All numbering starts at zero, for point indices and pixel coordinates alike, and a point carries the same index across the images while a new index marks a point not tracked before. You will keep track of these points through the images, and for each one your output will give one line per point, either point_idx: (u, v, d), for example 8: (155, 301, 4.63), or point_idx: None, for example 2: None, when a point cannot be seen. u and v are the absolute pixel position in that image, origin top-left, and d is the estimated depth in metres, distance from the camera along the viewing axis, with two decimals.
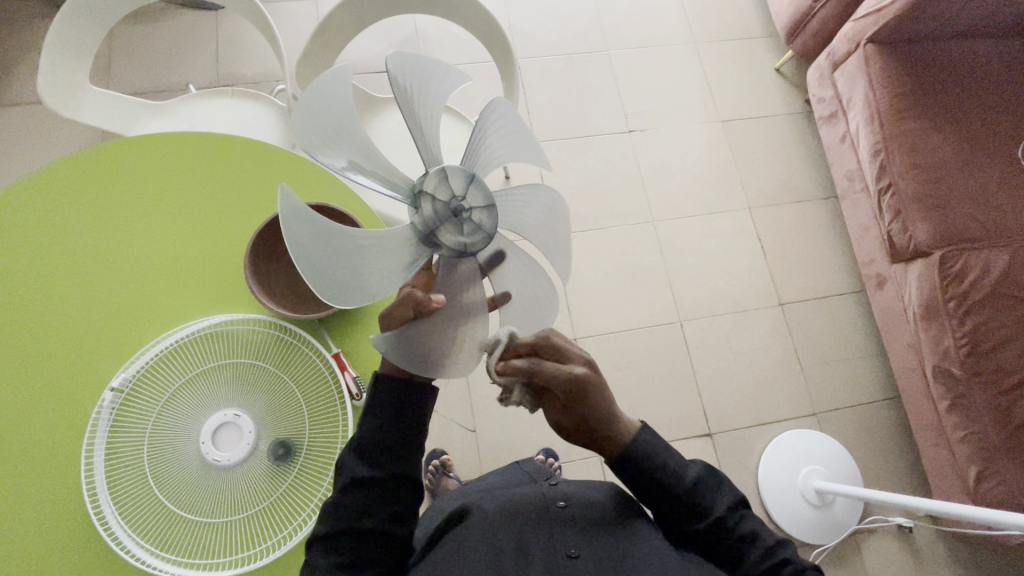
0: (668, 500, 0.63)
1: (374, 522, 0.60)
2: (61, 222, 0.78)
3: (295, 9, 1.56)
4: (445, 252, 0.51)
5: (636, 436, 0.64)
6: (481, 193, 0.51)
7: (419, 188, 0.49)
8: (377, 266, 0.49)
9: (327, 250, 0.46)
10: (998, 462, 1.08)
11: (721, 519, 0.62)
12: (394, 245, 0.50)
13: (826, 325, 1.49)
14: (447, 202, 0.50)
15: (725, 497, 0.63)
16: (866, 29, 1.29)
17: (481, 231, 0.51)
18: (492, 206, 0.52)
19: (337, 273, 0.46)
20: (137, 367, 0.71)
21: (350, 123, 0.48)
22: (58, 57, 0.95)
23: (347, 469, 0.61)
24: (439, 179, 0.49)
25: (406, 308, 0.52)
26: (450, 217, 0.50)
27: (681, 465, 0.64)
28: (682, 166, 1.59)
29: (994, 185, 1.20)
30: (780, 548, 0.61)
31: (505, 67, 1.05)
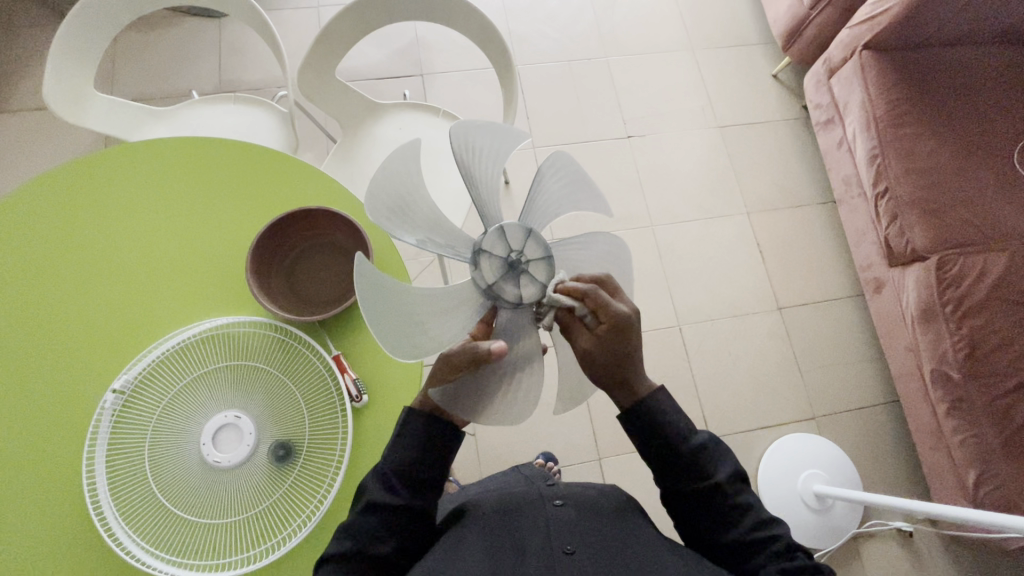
0: (672, 458, 0.61)
1: (385, 549, 0.60)
2: (66, 227, 0.78)
3: (298, 17, 1.58)
4: (505, 305, 0.53)
5: (652, 394, 0.61)
6: (540, 247, 0.53)
7: (479, 246, 0.52)
8: (441, 323, 0.52)
9: (395, 312, 0.49)
10: (996, 465, 1.08)
11: (721, 484, 0.61)
12: (456, 303, 0.53)
13: (824, 329, 1.50)
14: (506, 256, 0.52)
15: (727, 465, 0.62)
16: (862, 36, 1.30)
17: (541, 284, 0.53)
18: (550, 259, 0.53)
19: (399, 324, 0.49)
20: (139, 369, 0.71)
21: (491, 162, 0.54)
22: (64, 64, 0.96)
23: (367, 493, 0.62)
24: (497, 236, 0.52)
25: (465, 359, 0.51)
26: (507, 271, 0.52)
27: (690, 430, 0.62)
28: (680, 171, 1.60)
29: (990, 190, 1.21)
30: (774, 524, 0.61)
31: (504, 73, 1.06)
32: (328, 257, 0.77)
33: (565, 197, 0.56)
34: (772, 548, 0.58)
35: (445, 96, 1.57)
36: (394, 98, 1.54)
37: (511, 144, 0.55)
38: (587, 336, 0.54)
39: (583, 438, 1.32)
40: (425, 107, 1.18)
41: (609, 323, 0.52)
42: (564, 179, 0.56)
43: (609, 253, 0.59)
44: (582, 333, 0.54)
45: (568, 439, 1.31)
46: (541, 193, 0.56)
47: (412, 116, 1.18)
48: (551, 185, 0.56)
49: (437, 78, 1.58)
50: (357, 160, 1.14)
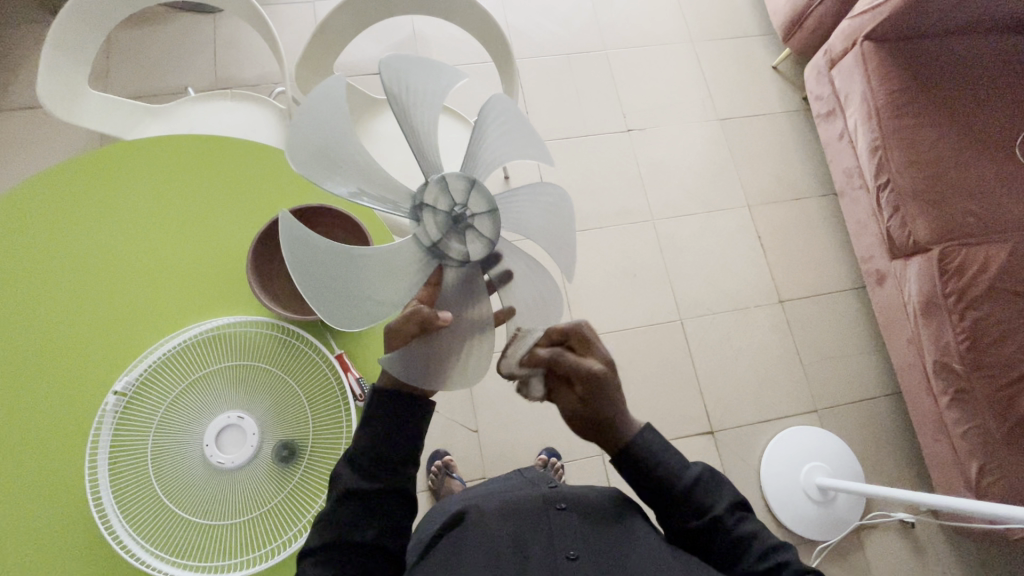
0: (668, 497, 0.63)
1: (366, 537, 0.59)
2: (61, 228, 0.77)
3: (293, 12, 1.57)
4: (449, 262, 0.53)
5: (637, 434, 0.65)
6: (483, 198, 0.52)
7: (421, 202, 0.51)
8: (386, 287, 0.50)
9: (331, 275, 0.47)
10: (999, 456, 1.08)
11: (720, 517, 0.61)
12: (401, 262, 0.51)
13: (826, 321, 1.50)
14: (450, 209, 0.51)
15: (725, 496, 0.63)
16: (863, 27, 1.29)
17: (484, 237, 0.53)
18: (495, 212, 0.52)
19: (341, 287, 0.47)
20: (140, 371, 0.70)
21: (430, 103, 0.53)
22: (57, 61, 0.95)
23: (340, 482, 0.61)
24: (438, 188, 0.51)
25: (410, 324, 0.52)
26: (451, 226, 0.51)
27: (681, 464, 0.64)
28: (680, 165, 1.60)
29: (992, 181, 1.21)
30: (781, 549, 0.60)
31: (505, 68, 1.05)
32: None
33: (509, 142, 0.54)
34: None
35: None
36: None
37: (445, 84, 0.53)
38: (572, 396, 0.62)
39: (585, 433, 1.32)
40: None
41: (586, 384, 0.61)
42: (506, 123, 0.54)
43: (553, 206, 0.57)
44: (567, 394, 0.62)
45: (570, 435, 1.31)
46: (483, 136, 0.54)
47: None
48: (493, 128, 0.54)
49: None
50: None
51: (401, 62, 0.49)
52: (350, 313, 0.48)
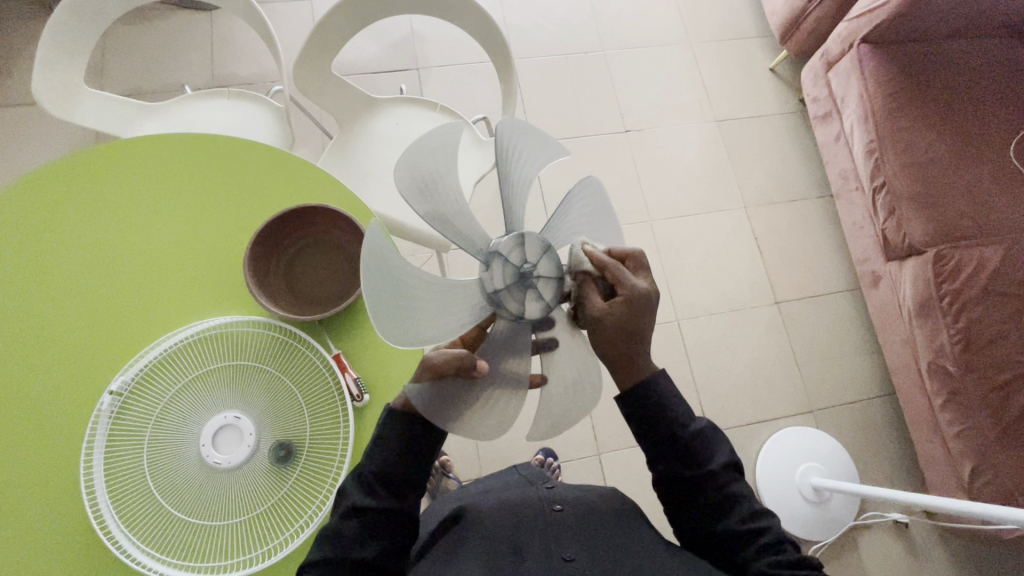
0: (668, 445, 0.62)
1: (368, 554, 0.59)
2: (57, 226, 0.77)
3: (291, 10, 1.56)
4: (502, 314, 0.51)
5: (654, 374, 0.62)
6: (553, 265, 0.52)
7: (497, 248, 0.50)
8: (439, 315, 0.49)
9: (388, 290, 0.47)
10: (992, 456, 1.09)
11: (715, 472, 0.61)
12: (459, 298, 0.50)
13: (821, 322, 1.50)
14: (516, 266, 0.50)
15: (723, 454, 0.62)
16: (860, 29, 1.30)
17: (545, 302, 0.51)
18: (559, 280, 0.52)
19: (398, 313, 0.47)
20: (137, 370, 0.70)
21: (526, 166, 0.53)
22: (53, 58, 0.94)
23: (347, 498, 0.61)
24: (514, 244, 0.50)
25: (449, 365, 0.52)
26: (516, 283, 0.50)
27: (688, 416, 0.63)
28: (678, 166, 1.60)
29: (988, 184, 1.21)
30: (764, 515, 0.61)
31: (504, 68, 1.05)
32: (327, 255, 0.76)
33: (590, 221, 0.58)
34: (761, 542, 0.59)
35: (443, 91, 1.55)
36: (390, 93, 1.53)
37: (549, 156, 0.55)
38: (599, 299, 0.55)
39: (582, 434, 1.32)
40: (423, 102, 1.17)
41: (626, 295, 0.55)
42: (592, 205, 0.59)
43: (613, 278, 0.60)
44: (595, 298, 0.55)
45: (568, 435, 1.32)
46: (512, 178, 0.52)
47: (409, 111, 1.17)
48: (580, 204, 0.58)
49: (434, 72, 1.57)
50: (354, 156, 1.13)
51: (516, 121, 0.51)
52: (402, 338, 0.47)
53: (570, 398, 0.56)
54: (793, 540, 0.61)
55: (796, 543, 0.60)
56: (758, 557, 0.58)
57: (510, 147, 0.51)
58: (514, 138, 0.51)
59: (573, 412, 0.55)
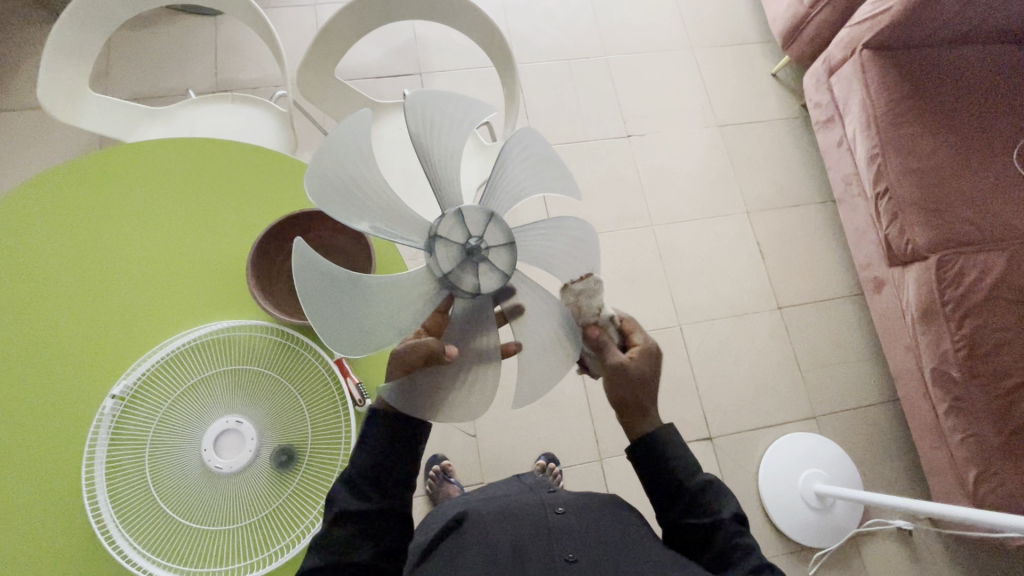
0: (676, 492, 0.64)
1: (364, 558, 0.59)
2: (60, 229, 0.77)
3: (295, 15, 1.57)
4: (460, 293, 0.54)
5: (661, 429, 0.65)
6: (502, 232, 0.54)
7: (435, 234, 0.53)
8: (388, 315, 0.52)
9: (332, 298, 0.49)
10: (996, 464, 1.09)
11: (722, 520, 0.61)
12: (408, 293, 0.53)
13: (824, 328, 1.50)
14: (462, 244, 0.53)
15: (732, 505, 0.63)
16: (862, 35, 1.30)
17: (500, 269, 0.54)
18: (512, 245, 0.54)
19: (350, 322, 0.50)
20: (138, 374, 0.70)
21: (449, 132, 0.55)
22: (58, 62, 0.95)
23: (337, 502, 0.60)
24: (454, 224, 0.53)
25: (418, 357, 0.54)
26: (466, 259, 0.53)
27: (695, 467, 0.65)
28: (680, 171, 1.60)
29: (991, 190, 1.21)
30: (779, 572, 0.58)
31: (506, 74, 1.05)
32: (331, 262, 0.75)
33: (534, 175, 0.56)
34: None
35: None
36: (393, 97, 1.53)
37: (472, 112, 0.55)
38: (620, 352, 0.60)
39: (583, 439, 1.31)
40: None
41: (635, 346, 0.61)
42: (530, 157, 0.56)
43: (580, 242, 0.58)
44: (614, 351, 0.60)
45: (569, 440, 1.31)
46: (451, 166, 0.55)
47: None
48: (516, 159, 0.56)
49: (436, 77, 1.57)
50: None
51: (427, 92, 0.51)
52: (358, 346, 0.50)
53: (541, 357, 0.57)
54: None
55: None
56: None
57: (427, 119, 0.53)
58: (431, 108, 0.52)
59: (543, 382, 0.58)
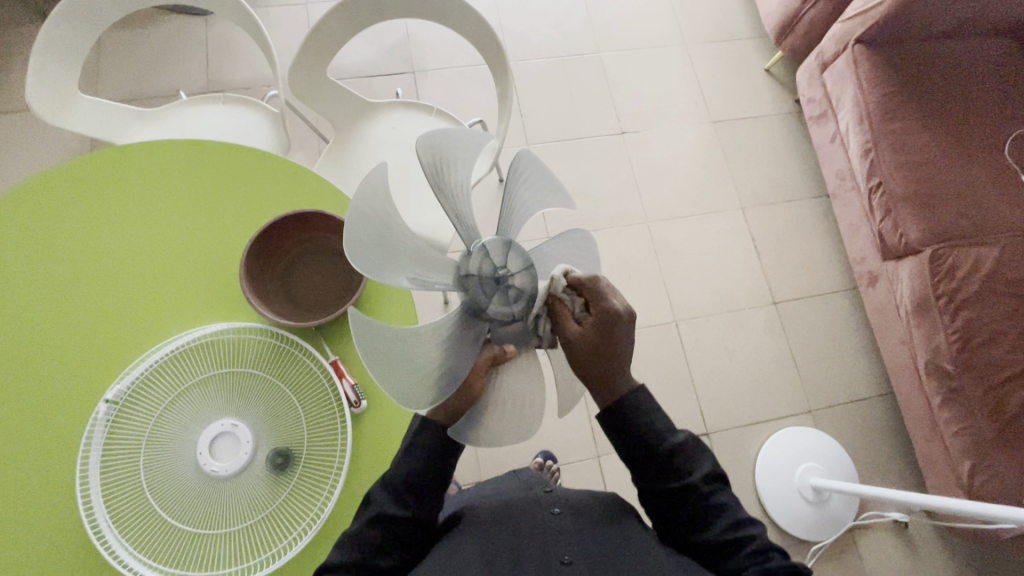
0: (648, 457, 0.62)
1: (385, 563, 0.61)
2: (50, 234, 0.77)
3: (287, 14, 1.56)
4: (471, 301, 0.50)
5: (631, 392, 0.62)
6: (530, 283, 0.52)
7: (484, 244, 0.50)
8: (408, 268, 0.48)
9: (376, 218, 0.47)
10: (990, 455, 1.09)
11: (695, 483, 0.61)
12: (434, 265, 0.50)
13: (819, 322, 1.51)
14: (494, 269, 0.50)
15: (705, 464, 0.63)
16: (854, 30, 1.30)
17: (513, 312, 0.51)
18: (533, 299, 0.52)
19: (373, 245, 0.46)
20: (131, 378, 0.70)
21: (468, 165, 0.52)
22: (47, 64, 0.94)
23: (374, 504, 0.62)
24: (502, 248, 0.51)
25: (485, 362, 0.54)
26: (490, 282, 0.50)
27: (669, 428, 0.63)
28: (674, 166, 1.60)
29: (983, 183, 1.22)
30: (750, 524, 0.61)
31: (499, 73, 1.05)
32: (324, 263, 0.76)
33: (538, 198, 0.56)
34: (747, 548, 0.59)
35: (439, 93, 1.55)
36: (387, 96, 1.53)
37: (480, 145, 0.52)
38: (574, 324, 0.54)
39: (581, 436, 1.32)
40: (418, 106, 1.17)
41: (598, 316, 0.54)
42: (532, 182, 0.56)
43: (581, 246, 0.60)
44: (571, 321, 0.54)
45: (567, 437, 1.31)
46: (518, 198, 0.55)
47: (405, 115, 1.17)
48: (522, 183, 0.55)
49: (430, 75, 1.57)
50: (350, 160, 1.13)
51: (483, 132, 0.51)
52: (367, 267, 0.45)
53: (511, 418, 0.57)
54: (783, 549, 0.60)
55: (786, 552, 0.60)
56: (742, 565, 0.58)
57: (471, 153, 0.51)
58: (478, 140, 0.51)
59: (509, 435, 0.57)
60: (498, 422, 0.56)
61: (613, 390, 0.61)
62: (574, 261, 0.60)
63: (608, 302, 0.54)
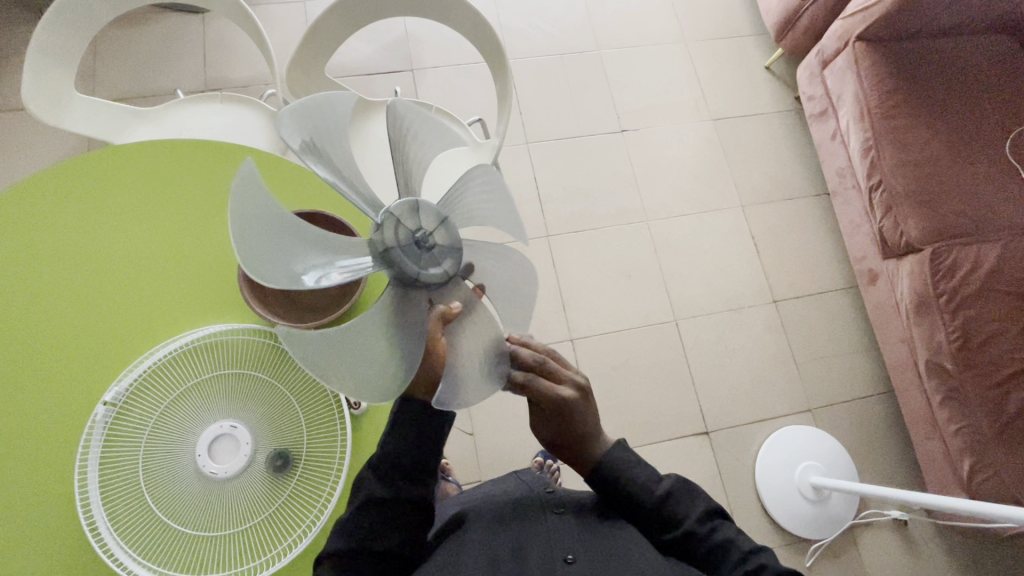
0: (641, 515, 0.67)
1: (383, 546, 0.61)
2: (46, 235, 0.76)
3: (284, 12, 1.55)
4: (400, 271, 0.53)
5: (607, 455, 0.69)
6: (449, 236, 0.55)
7: (391, 211, 0.52)
8: (308, 255, 0.50)
9: (260, 213, 0.46)
10: (990, 454, 1.09)
11: (691, 527, 0.65)
12: (338, 246, 0.52)
13: (819, 320, 1.50)
14: (411, 233, 0.53)
15: (697, 506, 0.66)
16: (855, 27, 1.29)
17: (445, 271, 0.55)
18: (456, 251, 0.55)
19: (266, 240, 0.46)
20: (130, 380, 0.69)
21: (342, 133, 0.53)
22: (41, 64, 0.93)
23: (363, 489, 0.63)
24: (410, 211, 0.53)
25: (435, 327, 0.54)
26: (412, 247, 0.53)
27: (652, 479, 0.68)
28: (675, 165, 1.60)
29: (983, 181, 1.21)
30: (759, 553, 0.62)
31: (497, 71, 1.04)
32: None
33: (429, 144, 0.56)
34: None
35: (438, 91, 1.55)
36: (385, 95, 1.52)
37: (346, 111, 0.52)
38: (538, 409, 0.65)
39: None
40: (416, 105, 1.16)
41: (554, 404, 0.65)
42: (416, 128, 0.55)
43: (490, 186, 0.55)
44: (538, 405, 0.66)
45: None
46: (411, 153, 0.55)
47: None
48: (409, 133, 0.55)
49: (429, 73, 1.56)
50: None
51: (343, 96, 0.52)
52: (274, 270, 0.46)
53: (476, 375, 0.55)
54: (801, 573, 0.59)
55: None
56: None
57: (339, 123, 0.52)
58: (341, 106, 0.52)
59: (478, 391, 0.55)
60: (465, 380, 0.55)
61: (591, 457, 0.68)
62: (486, 204, 0.56)
63: (559, 393, 0.64)
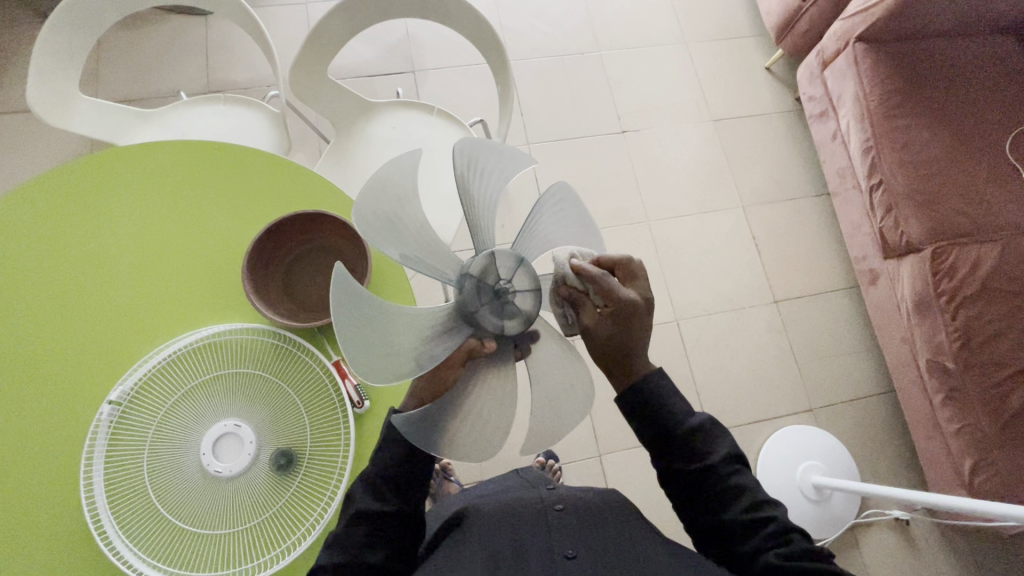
0: (665, 442, 0.62)
1: (376, 559, 0.60)
2: (52, 236, 0.77)
3: (286, 14, 1.56)
4: (470, 306, 0.51)
5: (650, 375, 0.61)
6: (532, 302, 0.52)
7: (493, 254, 0.51)
8: (410, 246, 0.50)
9: (389, 197, 0.48)
10: (992, 452, 1.10)
11: (716, 465, 0.61)
12: (438, 256, 0.52)
13: (819, 320, 1.51)
14: (497, 282, 0.51)
15: (724, 446, 0.62)
16: (855, 27, 1.30)
17: (504, 326, 0.51)
18: (529, 322, 0.52)
19: (381, 210, 0.48)
20: (134, 379, 0.70)
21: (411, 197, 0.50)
22: (46, 67, 0.94)
23: (354, 502, 0.62)
24: (511, 262, 0.52)
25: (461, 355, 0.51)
26: (490, 294, 0.51)
27: (686, 411, 0.63)
28: (676, 165, 1.60)
29: (983, 181, 1.22)
30: (771, 505, 0.60)
31: (499, 72, 1.05)
32: (327, 265, 0.76)
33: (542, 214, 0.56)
34: (766, 530, 0.58)
35: (440, 93, 1.55)
36: (387, 96, 1.53)
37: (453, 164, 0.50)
38: (593, 315, 0.52)
39: (583, 435, 1.32)
40: (418, 106, 1.17)
41: (614, 305, 0.52)
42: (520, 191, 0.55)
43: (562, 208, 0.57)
44: (587, 310, 0.53)
45: (569, 438, 1.31)
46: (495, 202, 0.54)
47: (407, 115, 1.17)
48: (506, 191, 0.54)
49: (430, 74, 1.57)
50: (350, 160, 1.13)
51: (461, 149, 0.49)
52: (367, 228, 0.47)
53: (478, 430, 0.53)
54: (806, 532, 0.59)
55: (810, 536, 0.59)
56: (765, 546, 0.57)
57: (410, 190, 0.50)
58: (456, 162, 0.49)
59: (476, 447, 0.53)
60: (462, 430, 0.52)
61: (634, 373, 0.60)
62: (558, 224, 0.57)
63: (623, 293, 0.52)
